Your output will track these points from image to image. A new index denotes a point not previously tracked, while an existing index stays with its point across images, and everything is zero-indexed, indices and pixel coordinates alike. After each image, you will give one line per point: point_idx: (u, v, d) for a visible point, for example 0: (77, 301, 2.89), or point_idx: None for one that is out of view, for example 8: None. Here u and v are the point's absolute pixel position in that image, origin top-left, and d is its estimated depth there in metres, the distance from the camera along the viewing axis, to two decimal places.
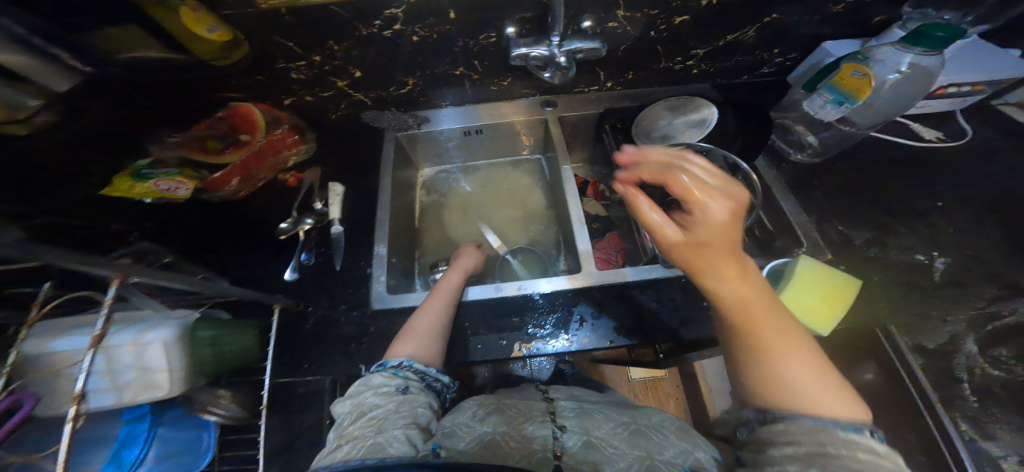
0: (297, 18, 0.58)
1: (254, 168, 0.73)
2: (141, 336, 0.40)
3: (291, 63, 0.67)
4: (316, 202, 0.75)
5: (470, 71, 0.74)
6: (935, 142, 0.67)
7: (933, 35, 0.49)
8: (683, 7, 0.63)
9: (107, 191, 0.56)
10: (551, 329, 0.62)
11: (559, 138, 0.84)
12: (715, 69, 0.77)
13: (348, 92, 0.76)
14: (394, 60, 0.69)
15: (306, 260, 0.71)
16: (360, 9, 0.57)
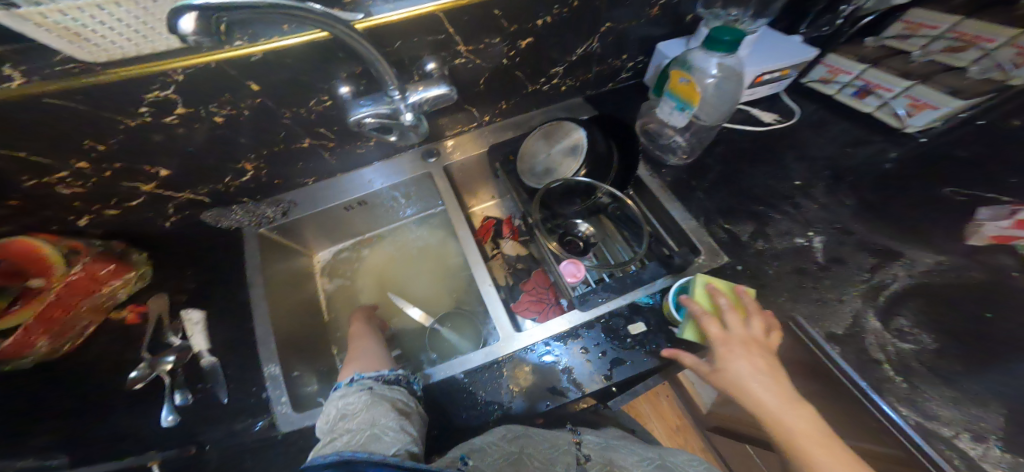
0: (19, 124, 0.44)
1: (66, 318, 0.54)
2: None
3: (52, 178, 0.52)
4: (169, 337, 0.59)
5: (321, 140, 0.65)
6: (775, 123, 0.70)
7: (722, 39, 0.51)
8: (522, 31, 0.60)
9: None
10: (481, 411, 0.53)
11: (447, 189, 0.76)
12: (581, 83, 0.76)
13: (163, 194, 0.62)
14: (216, 148, 0.58)
15: (178, 404, 0.54)
16: (114, 99, 0.46)
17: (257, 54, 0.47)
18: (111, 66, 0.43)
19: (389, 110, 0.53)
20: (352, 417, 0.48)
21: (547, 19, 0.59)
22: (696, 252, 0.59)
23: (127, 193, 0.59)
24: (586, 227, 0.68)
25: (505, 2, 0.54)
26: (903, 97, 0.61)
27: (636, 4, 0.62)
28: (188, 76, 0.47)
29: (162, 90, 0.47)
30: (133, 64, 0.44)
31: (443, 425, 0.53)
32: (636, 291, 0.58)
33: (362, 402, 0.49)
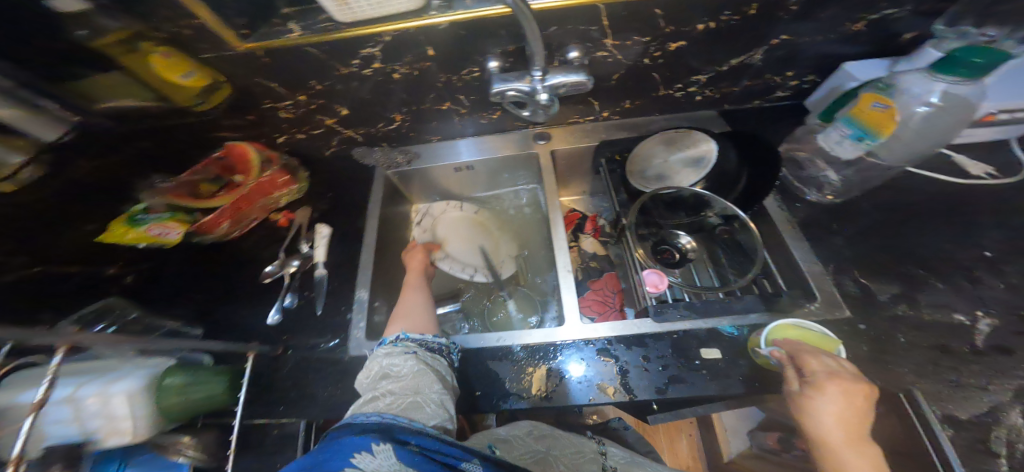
0: (276, 60, 0.58)
1: (245, 211, 0.69)
2: (108, 387, 0.41)
3: (277, 103, 0.67)
4: (302, 244, 0.72)
5: (456, 105, 0.73)
6: (985, 178, 0.59)
7: (970, 60, 0.45)
8: (676, 34, 0.59)
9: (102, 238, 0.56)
10: (526, 384, 0.55)
11: (549, 173, 0.79)
12: (719, 95, 0.72)
13: (338, 129, 0.75)
14: (380, 98, 0.69)
15: (289, 303, 0.67)
16: (334, 49, 0.57)
17: (445, 23, 0.54)
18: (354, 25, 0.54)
19: (523, 89, 0.57)
20: (395, 379, 0.49)
21: (710, 24, 0.57)
22: (809, 298, 0.54)
23: (314, 123, 0.73)
24: (688, 242, 0.66)
25: (671, 2, 0.53)
26: None
27: (827, 19, 0.56)
28: (393, 39, 0.55)
29: (372, 47, 0.57)
30: (368, 25, 0.53)
31: (488, 389, 0.56)
32: (720, 320, 0.56)
33: (409, 369, 0.50)
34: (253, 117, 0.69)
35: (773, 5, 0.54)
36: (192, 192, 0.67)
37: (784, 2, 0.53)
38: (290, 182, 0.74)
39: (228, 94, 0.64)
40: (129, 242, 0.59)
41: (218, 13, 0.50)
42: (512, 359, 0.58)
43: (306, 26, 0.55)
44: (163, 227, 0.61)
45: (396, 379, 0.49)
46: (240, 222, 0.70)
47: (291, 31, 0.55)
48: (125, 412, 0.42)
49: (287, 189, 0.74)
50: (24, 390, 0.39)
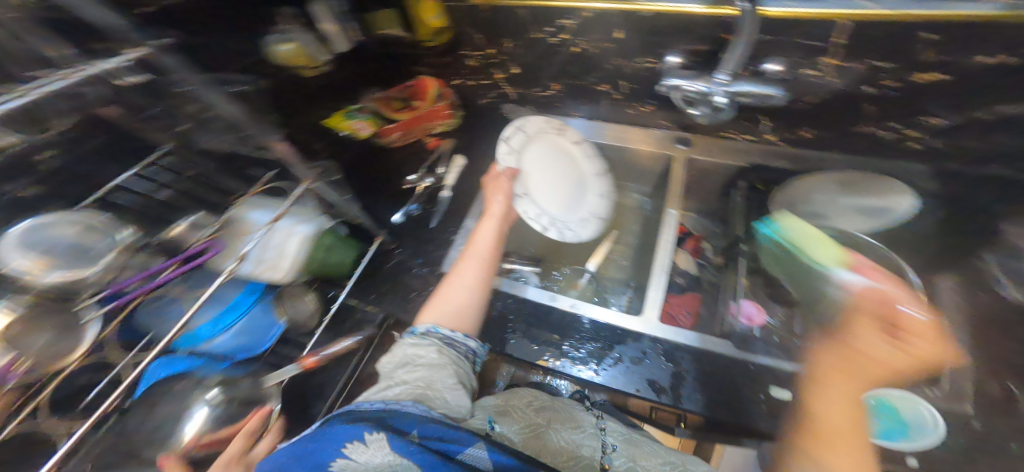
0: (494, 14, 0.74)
1: (412, 127, 0.85)
2: (296, 228, 0.58)
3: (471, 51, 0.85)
4: (438, 165, 0.85)
5: (613, 90, 0.76)
6: None
7: None
8: (936, 62, 0.54)
9: (327, 123, 0.80)
10: (584, 355, 0.60)
11: (679, 180, 0.76)
12: (943, 148, 0.62)
13: (501, 85, 0.88)
14: (548, 64, 0.78)
15: (412, 210, 0.80)
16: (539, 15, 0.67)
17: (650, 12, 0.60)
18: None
19: (701, 89, 0.56)
20: (412, 369, 0.49)
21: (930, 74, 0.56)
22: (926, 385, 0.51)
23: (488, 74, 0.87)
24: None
25: (922, 23, 0.52)
26: None
27: None
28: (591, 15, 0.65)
29: (569, 19, 0.67)
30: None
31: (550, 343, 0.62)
32: (813, 369, 0.55)
33: (432, 362, 0.50)
34: (448, 60, 0.88)
35: None
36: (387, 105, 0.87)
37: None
38: (448, 116, 0.88)
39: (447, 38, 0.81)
40: (340, 128, 0.81)
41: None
42: (578, 329, 0.63)
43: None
44: (362, 124, 0.81)
45: (412, 367, 0.50)
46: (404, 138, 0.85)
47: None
48: (293, 250, 0.57)
49: (442, 121, 0.87)
50: (252, 209, 0.55)
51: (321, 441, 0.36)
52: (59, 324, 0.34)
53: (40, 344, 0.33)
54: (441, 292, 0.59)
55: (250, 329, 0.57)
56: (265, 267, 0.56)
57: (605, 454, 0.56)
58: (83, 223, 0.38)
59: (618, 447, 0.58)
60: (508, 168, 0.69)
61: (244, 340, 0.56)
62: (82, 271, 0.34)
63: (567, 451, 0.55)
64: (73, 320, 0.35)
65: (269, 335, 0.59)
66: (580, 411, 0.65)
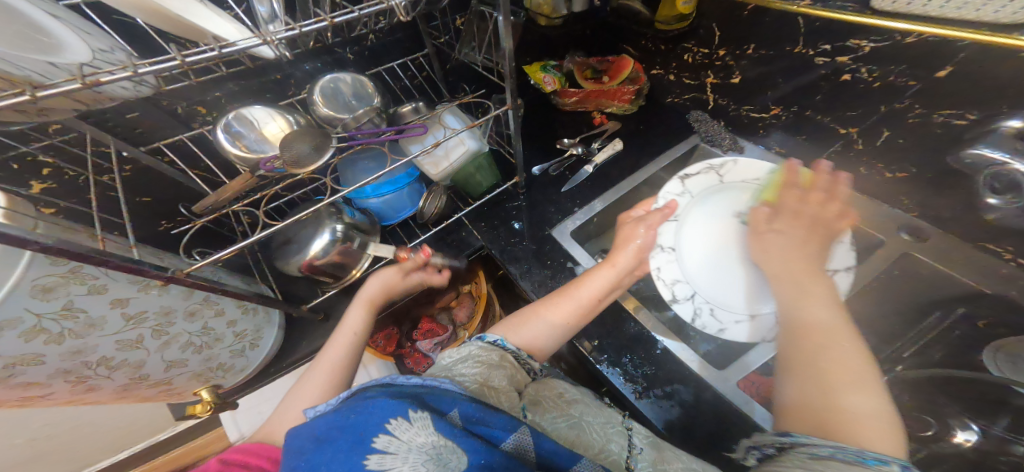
0: (752, 17, 0.64)
1: (590, 99, 0.86)
2: (467, 142, 0.68)
3: (694, 47, 0.77)
4: (595, 142, 0.85)
5: (853, 140, 0.62)
6: None
7: None
8: None
9: (527, 66, 0.88)
10: (635, 374, 0.66)
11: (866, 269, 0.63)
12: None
13: (707, 90, 0.81)
14: (782, 84, 0.67)
15: (553, 171, 0.85)
16: (818, 31, 0.55)
17: None
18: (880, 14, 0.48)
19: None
20: (472, 365, 0.51)
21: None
22: None
23: (699, 76, 0.80)
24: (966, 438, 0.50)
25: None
26: None
27: None
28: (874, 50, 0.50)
29: (874, 40, 0.49)
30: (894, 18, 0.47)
31: (616, 346, 0.69)
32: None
33: (490, 362, 0.52)
34: (665, 48, 0.82)
35: None
36: (581, 70, 0.88)
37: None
38: (627, 101, 0.86)
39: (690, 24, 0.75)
40: (532, 77, 0.85)
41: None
42: (649, 350, 0.68)
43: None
44: (550, 79, 0.83)
45: (463, 359, 0.52)
46: (579, 107, 0.88)
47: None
48: (454, 156, 0.67)
49: (622, 103, 0.86)
50: (450, 115, 0.66)
51: (361, 415, 0.32)
52: (315, 138, 0.46)
53: (301, 152, 0.45)
54: (527, 318, 0.62)
55: (394, 203, 0.69)
56: (430, 161, 0.67)
57: (631, 454, 0.51)
58: (354, 82, 0.55)
59: (645, 452, 0.52)
60: (663, 208, 0.66)
61: (388, 207, 0.70)
62: (339, 114, 0.53)
63: (587, 442, 0.50)
64: (323, 141, 0.46)
65: (400, 211, 0.73)
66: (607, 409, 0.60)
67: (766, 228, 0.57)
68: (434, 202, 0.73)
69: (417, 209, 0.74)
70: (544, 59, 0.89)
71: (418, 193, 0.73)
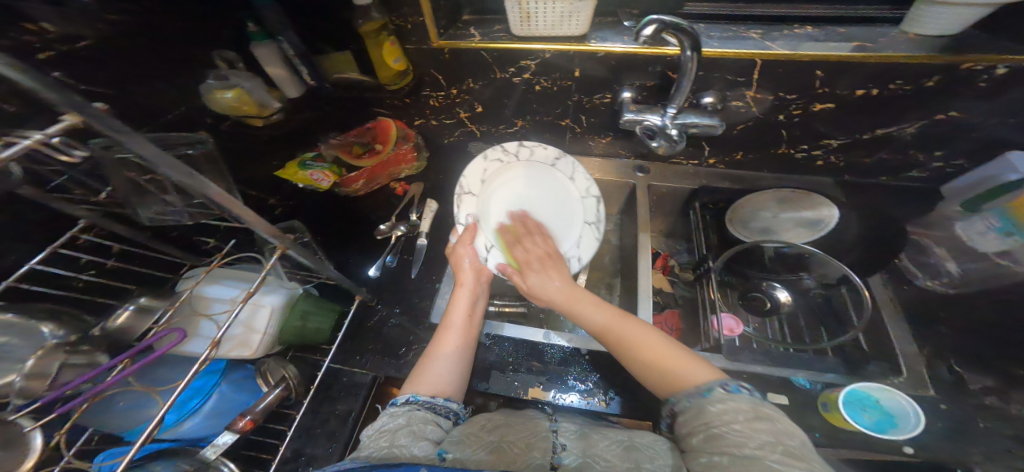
0: (453, 58, 0.69)
1: (376, 174, 0.85)
2: (261, 300, 0.60)
3: (433, 92, 0.78)
4: (411, 214, 0.84)
5: (574, 124, 0.79)
6: None
7: None
8: (827, 95, 0.56)
9: (279, 172, 0.77)
10: (590, 386, 0.71)
11: (644, 206, 0.76)
12: (846, 163, 0.70)
13: (466, 123, 0.86)
14: (511, 101, 0.77)
15: (389, 262, 0.80)
16: (502, 55, 0.66)
17: (602, 53, 0.60)
18: (522, 38, 0.64)
19: (656, 121, 0.61)
20: (384, 435, 0.46)
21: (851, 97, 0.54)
22: (895, 373, 0.56)
23: (452, 114, 0.84)
24: (784, 296, 0.66)
25: (835, 66, 0.52)
26: None
27: (1008, 101, 0.52)
28: (552, 56, 0.63)
29: (532, 60, 0.65)
30: (532, 40, 0.63)
31: (559, 375, 0.72)
32: (794, 371, 0.56)
33: (399, 425, 0.47)
34: (408, 101, 0.81)
35: (960, 79, 0.51)
36: (349, 150, 0.83)
37: (974, 76, 0.50)
38: (414, 160, 0.87)
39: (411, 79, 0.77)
40: (297, 180, 0.77)
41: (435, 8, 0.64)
42: (580, 362, 0.73)
43: (485, 34, 0.67)
44: (320, 174, 0.78)
45: (379, 434, 0.46)
46: (371, 184, 0.86)
47: (473, 37, 0.67)
48: (261, 324, 0.58)
49: (410, 165, 0.88)
50: (210, 285, 0.56)
51: None
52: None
53: None
54: (421, 369, 0.56)
55: (217, 411, 0.57)
56: (234, 345, 0.57)
57: (554, 454, 0.47)
58: None
59: (570, 445, 0.48)
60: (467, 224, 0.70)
61: (213, 422, 0.57)
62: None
63: (512, 452, 0.47)
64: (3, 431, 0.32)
65: (233, 410, 0.59)
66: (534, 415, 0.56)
67: (539, 266, 0.66)
68: (283, 372, 0.65)
69: (262, 392, 0.63)
70: (297, 154, 0.80)
71: (248, 378, 0.63)
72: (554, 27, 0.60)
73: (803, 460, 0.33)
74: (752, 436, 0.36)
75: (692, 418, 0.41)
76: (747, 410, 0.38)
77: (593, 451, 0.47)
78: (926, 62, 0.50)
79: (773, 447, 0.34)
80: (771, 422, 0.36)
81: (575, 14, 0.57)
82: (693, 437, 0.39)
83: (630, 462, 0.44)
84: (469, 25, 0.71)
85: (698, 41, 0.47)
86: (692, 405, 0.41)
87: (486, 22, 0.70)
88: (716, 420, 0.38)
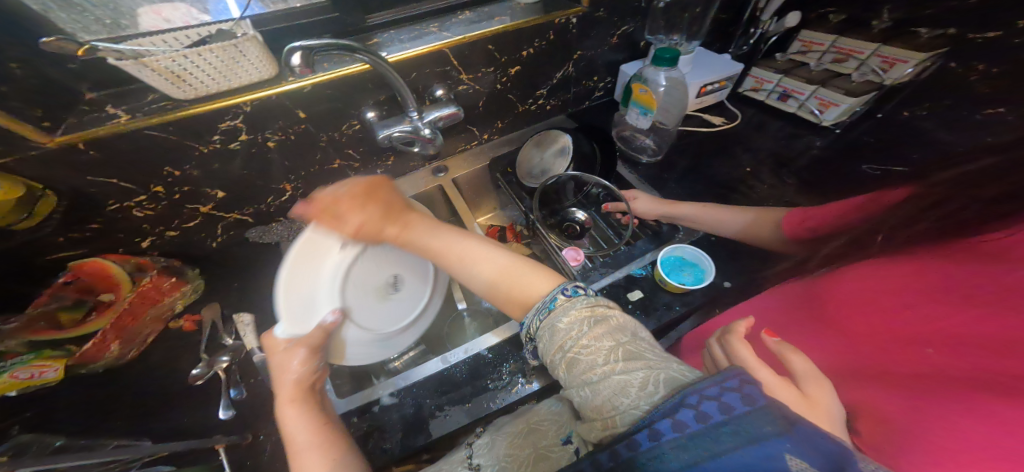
0: (111, 153, 0.52)
1: (132, 326, 0.60)
2: None
3: (131, 201, 0.58)
4: (224, 339, 0.66)
5: (348, 160, 0.74)
6: (723, 125, 0.85)
7: (664, 56, 0.68)
8: (510, 60, 0.69)
9: None
10: (508, 378, 0.68)
11: (459, 199, 0.80)
12: (566, 101, 0.86)
13: (219, 215, 0.69)
14: (261, 169, 0.66)
15: (237, 395, 0.62)
16: (194, 129, 0.54)
17: (309, 86, 0.57)
18: (195, 101, 0.52)
19: (406, 128, 0.62)
20: None
21: (530, 50, 0.69)
22: (677, 230, 0.72)
23: (187, 215, 0.65)
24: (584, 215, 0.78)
25: (496, 38, 0.64)
26: (875, 57, 0.71)
27: (598, 36, 0.74)
28: (255, 107, 0.56)
29: (232, 119, 0.56)
30: (212, 99, 0.53)
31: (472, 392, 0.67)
32: (630, 266, 0.68)
33: None
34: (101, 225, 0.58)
35: (560, 32, 0.69)
36: (51, 322, 0.53)
37: (566, 27, 0.68)
38: (180, 283, 0.66)
39: (61, 201, 0.52)
40: None
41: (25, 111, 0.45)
42: (488, 363, 0.69)
43: (134, 110, 0.52)
44: (30, 369, 0.49)
45: None
46: (138, 338, 0.60)
47: (118, 117, 0.51)
48: None
49: (179, 291, 0.66)
50: None
51: None
52: None
53: None
54: None
55: None
56: None
57: None
58: None
59: (484, 460, 0.48)
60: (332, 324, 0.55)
61: None
62: None
63: None
64: None
65: None
66: (451, 455, 0.53)
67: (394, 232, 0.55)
68: None
69: None
70: None
71: None
72: (223, 78, 0.51)
73: (643, 355, 0.38)
74: (598, 348, 0.39)
75: (547, 346, 0.43)
76: (586, 318, 0.41)
77: (508, 452, 0.47)
78: (538, 22, 0.65)
79: (619, 350, 0.38)
80: (606, 324, 0.40)
81: (245, 58, 0.50)
82: (560, 372, 0.41)
83: (533, 444, 0.47)
84: (104, 106, 0.52)
85: (368, 48, 0.50)
86: (546, 327, 0.43)
87: (128, 93, 0.54)
88: (568, 341, 0.41)
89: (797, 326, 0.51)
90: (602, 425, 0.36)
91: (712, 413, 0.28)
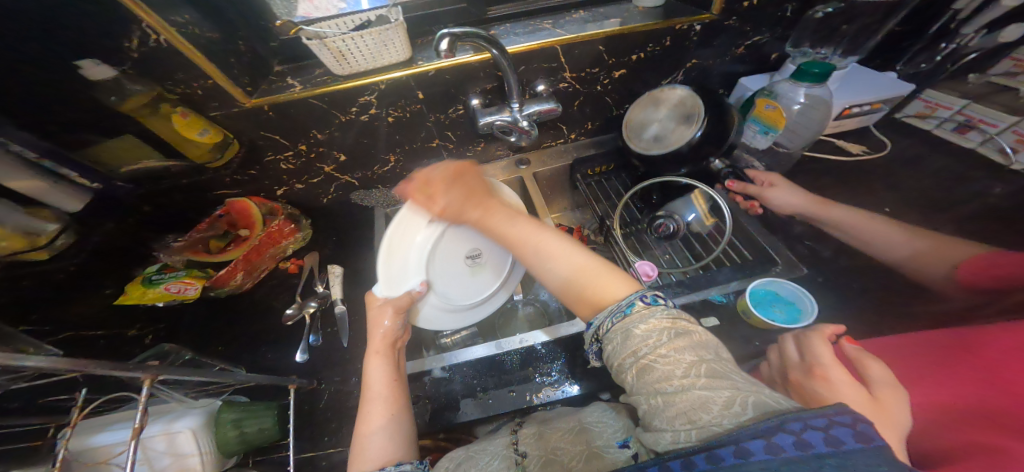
0: (280, 114, 0.62)
1: (256, 260, 0.72)
2: (171, 426, 0.49)
3: (279, 154, 0.70)
4: (317, 286, 0.73)
5: (445, 141, 0.79)
6: (862, 155, 0.75)
7: (811, 70, 0.62)
8: (617, 63, 0.68)
9: (119, 302, 0.61)
10: (557, 376, 0.71)
11: (535, 191, 0.80)
12: None
13: (336, 176, 0.78)
14: (373, 140, 0.73)
15: (314, 341, 0.67)
16: (336, 98, 0.62)
17: (433, 70, 0.62)
18: (347, 77, 0.60)
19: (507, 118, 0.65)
20: None
21: (642, 54, 0.67)
22: (773, 262, 0.65)
23: (312, 172, 0.75)
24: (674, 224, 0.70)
25: (610, 40, 0.63)
26: (1010, 132, 0.64)
27: (720, 44, 0.69)
28: (387, 86, 0.62)
29: (369, 94, 0.63)
30: (360, 76, 0.60)
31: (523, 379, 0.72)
32: (710, 291, 0.62)
33: None
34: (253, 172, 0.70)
35: (679, 39, 0.66)
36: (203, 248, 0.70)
37: (687, 33, 0.65)
38: (295, 230, 0.77)
39: (239, 151, 0.66)
40: (145, 301, 0.62)
41: (227, 72, 0.56)
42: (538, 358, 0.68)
43: (306, 81, 0.62)
44: (179, 284, 0.64)
45: None
46: (256, 274, 0.73)
47: (292, 87, 0.61)
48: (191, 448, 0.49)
49: (292, 237, 0.77)
50: (94, 434, 0.45)
51: None
52: None
53: None
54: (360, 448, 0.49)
55: None
56: None
57: (519, 466, 0.46)
58: None
59: (531, 450, 0.48)
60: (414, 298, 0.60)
61: None
62: None
63: None
64: None
65: None
66: (496, 436, 0.55)
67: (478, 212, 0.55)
68: None
69: None
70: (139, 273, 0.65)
71: None
72: (373, 59, 0.58)
73: (723, 377, 0.34)
74: (678, 360, 0.35)
75: (617, 347, 0.40)
76: (668, 328, 0.38)
77: (557, 445, 0.47)
78: (657, 27, 0.63)
79: (697, 368, 0.34)
80: (690, 337, 0.37)
81: (390, 42, 0.56)
82: (627, 378, 0.39)
83: (581, 443, 0.46)
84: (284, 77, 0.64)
85: (494, 38, 0.53)
86: (620, 331, 0.40)
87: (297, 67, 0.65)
88: (643, 346, 0.38)
89: (924, 369, 0.49)
90: (663, 435, 0.33)
91: (815, 444, 0.24)
